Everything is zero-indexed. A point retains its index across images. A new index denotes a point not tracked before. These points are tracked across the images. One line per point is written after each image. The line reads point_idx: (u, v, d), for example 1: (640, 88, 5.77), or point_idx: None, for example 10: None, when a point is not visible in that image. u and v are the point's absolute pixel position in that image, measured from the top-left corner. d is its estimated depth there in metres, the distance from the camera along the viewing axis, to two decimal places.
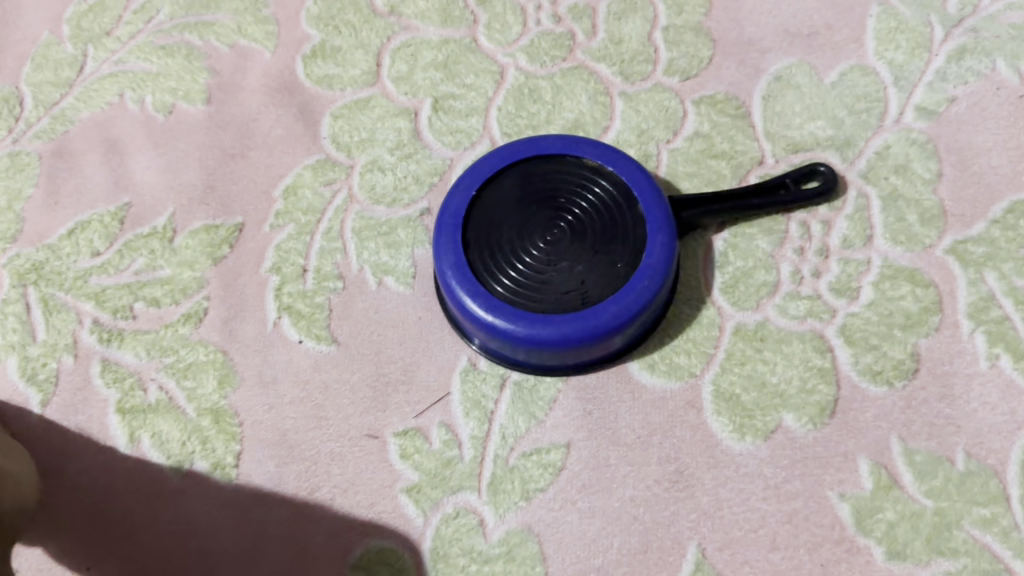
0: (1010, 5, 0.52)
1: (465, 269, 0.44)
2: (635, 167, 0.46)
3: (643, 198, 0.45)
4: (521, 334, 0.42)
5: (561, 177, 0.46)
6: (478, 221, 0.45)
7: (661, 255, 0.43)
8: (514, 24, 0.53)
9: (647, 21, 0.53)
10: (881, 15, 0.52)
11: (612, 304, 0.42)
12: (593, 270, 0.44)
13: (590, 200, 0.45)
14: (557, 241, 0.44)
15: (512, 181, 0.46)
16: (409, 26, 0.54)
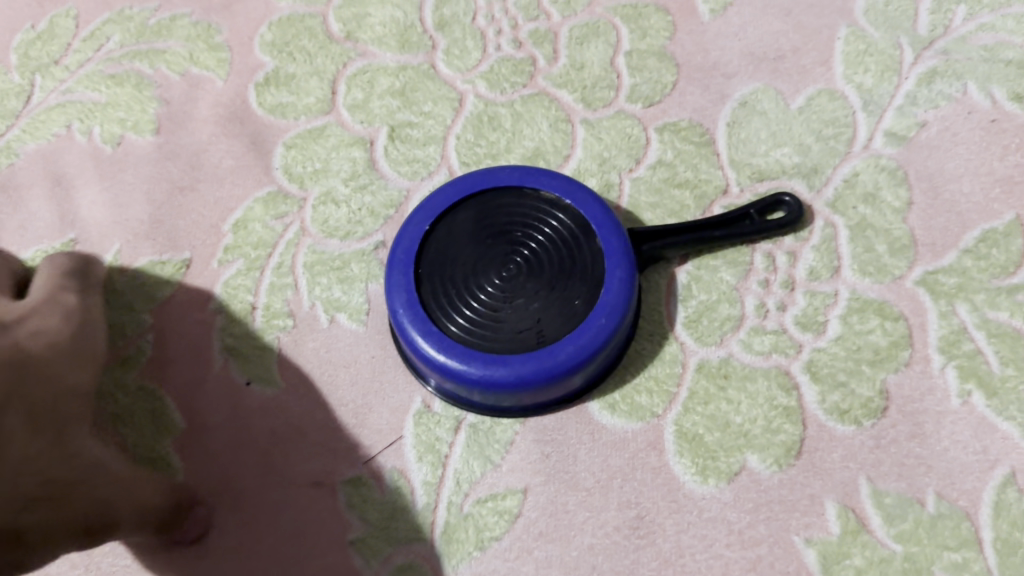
0: (982, 26, 0.51)
1: (417, 307, 0.42)
2: (594, 200, 0.44)
3: (601, 232, 0.43)
4: (475, 376, 0.40)
5: (517, 210, 0.44)
6: (431, 257, 0.43)
7: (620, 290, 0.41)
8: (473, 50, 0.52)
9: (610, 46, 0.52)
10: (850, 37, 0.51)
11: (570, 343, 0.40)
12: (549, 307, 0.42)
13: (546, 234, 0.43)
14: (512, 276, 0.42)
15: (465, 215, 0.44)
16: (366, 51, 0.52)
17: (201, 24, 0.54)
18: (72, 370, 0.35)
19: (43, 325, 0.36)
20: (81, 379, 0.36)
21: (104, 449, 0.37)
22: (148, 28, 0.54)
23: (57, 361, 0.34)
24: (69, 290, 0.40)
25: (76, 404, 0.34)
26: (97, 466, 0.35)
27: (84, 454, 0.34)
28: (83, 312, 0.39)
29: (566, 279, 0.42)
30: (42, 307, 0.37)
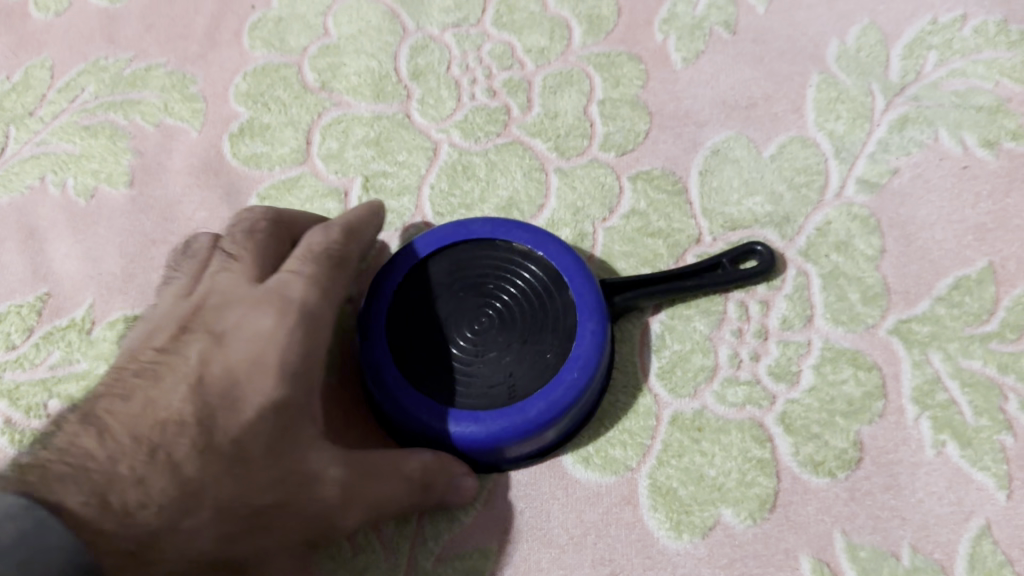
0: (953, 72, 0.52)
1: (385, 363, 0.41)
2: (565, 251, 0.44)
3: (573, 284, 0.43)
4: (445, 432, 0.40)
5: (489, 261, 0.44)
6: (399, 309, 0.43)
7: (592, 343, 0.41)
8: (447, 99, 0.52)
9: (583, 94, 0.52)
10: (821, 84, 0.51)
11: (541, 399, 0.40)
12: (521, 360, 0.41)
13: (517, 284, 0.43)
14: (483, 329, 0.42)
15: (435, 264, 0.44)
16: (341, 101, 0.52)
17: (176, 74, 0.54)
18: (275, 392, 0.35)
19: (253, 336, 0.36)
20: (285, 398, 0.35)
21: (334, 456, 0.37)
22: (123, 78, 0.54)
23: (251, 388, 0.35)
24: (299, 271, 0.38)
25: (274, 427, 0.35)
26: (303, 484, 0.36)
27: (282, 474, 0.35)
28: (304, 303, 0.37)
29: (538, 332, 0.42)
30: (258, 304, 0.37)
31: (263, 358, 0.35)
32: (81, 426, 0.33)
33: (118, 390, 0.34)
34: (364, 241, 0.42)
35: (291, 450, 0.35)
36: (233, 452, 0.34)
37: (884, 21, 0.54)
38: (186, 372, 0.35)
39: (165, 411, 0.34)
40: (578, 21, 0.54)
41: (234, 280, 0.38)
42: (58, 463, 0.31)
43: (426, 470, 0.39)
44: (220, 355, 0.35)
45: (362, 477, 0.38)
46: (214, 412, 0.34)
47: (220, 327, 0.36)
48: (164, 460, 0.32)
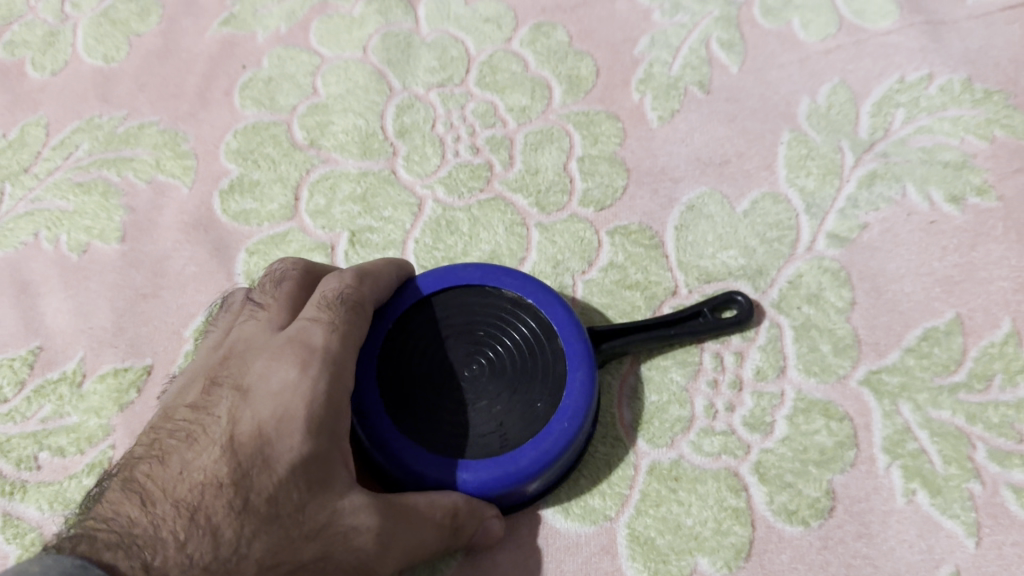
0: (920, 129, 0.54)
1: (373, 410, 0.42)
2: (555, 299, 0.45)
3: (563, 333, 0.44)
4: (433, 481, 0.40)
5: (480, 308, 0.45)
6: (389, 355, 0.43)
7: (581, 395, 0.42)
8: (432, 156, 0.54)
9: (564, 151, 0.54)
10: (792, 142, 0.53)
11: (532, 449, 0.41)
12: (510, 410, 0.42)
13: (506, 333, 0.44)
14: (472, 377, 0.42)
15: (422, 311, 0.45)
16: (329, 158, 0.54)
17: (168, 132, 0.55)
18: (304, 446, 0.36)
19: (282, 386, 0.37)
20: (315, 450, 0.36)
21: (365, 504, 0.36)
22: (117, 136, 0.55)
23: (284, 438, 0.36)
24: (319, 318, 0.39)
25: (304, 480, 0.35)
26: (344, 534, 0.36)
27: (318, 525, 0.35)
28: (327, 349, 0.38)
29: (526, 382, 0.43)
30: (283, 354, 0.38)
31: (291, 406, 0.36)
32: (124, 493, 0.34)
33: (160, 455, 0.36)
34: (378, 291, 0.43)
35: (326, 498, 0.36)
36: (267, 509, 0.35)
37: (853, 80, 0.56)
38: (220, 430, 0.36)
39: (200, 473, 0.35)
40: (558, 81, 0.56)
41: (259, 336, 0.40)
42: (104, 532, 0.32)
43: (456, 515, 0.39)
44: (248, 410, 0.36)
45: (397, 516, 0.37)
46: (247, 468, 0.35)
47: (247, 381, 0.38)
48: (204, 522, 0.34)
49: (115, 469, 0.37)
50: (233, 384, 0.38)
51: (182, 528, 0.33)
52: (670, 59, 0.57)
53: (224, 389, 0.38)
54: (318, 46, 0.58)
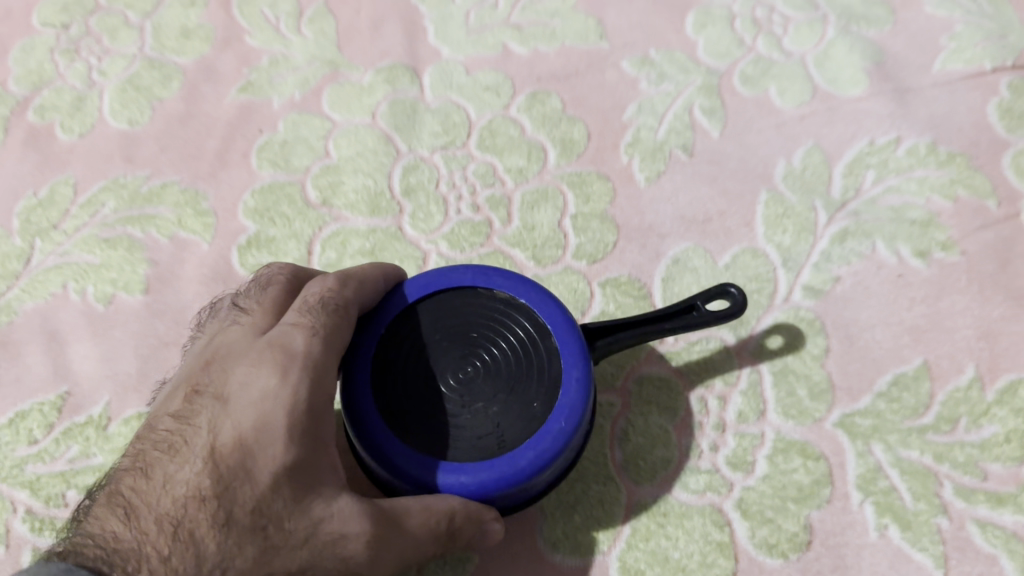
0: (888, 189, 0.58)
1: (376, 417, 0.44)
2: (547, 299, 0.47)
3: (556, 331, 0.46)
4: (437, 484, 0.42)
5: (474, 311, 0.47)
6: (389, 362, 0.45)
7: (577, 392, 0.44)
8: (436, 213, 0.58)
9: (558, 209, 0.58)
10: (769, 201, 0.57)
11: (530, 449, 0.43)
12: (507, 412, 0.44)
13: (501, 335, 0.46)
14: (469, 380, 0.44)
15: (418, 317, 0.47)
16: (339, 216, 0.58)
17: (189, 191, 0.59)
18: (285, 455, 0.39)
19: (258, 396, 0.40)
20: (295, 458, 0.39)
21: (351, 511, 0.39)
22: (141, 195, 0.59)
23: (261, 449, 0.39)
24: (301, 325, 0.43)
25: (288, 490, 0.39)
26: (333, 543, 0.39)
27: (302, 533, 0.39)
28: (306, 357, 0.41)
29: (523, 381, 0.45)
30: (260, 363, 0.41)
31: (266, 417, 0.40)
32: (113, 504, 0.39)
33: (148, 469, 0.40)
34: (363, 290, 0.46)
35: (308, 505, 0.39)
36: (251, 518, 0.38)
37: (826, 143, 0.60)
38: (200, 442, 0.40)
39: (183, 485, 0.39)
40: (552, 144, 0.61)
41: (239, 343, 0.43)
42: (90, 547, 0.37)
43: (452, 518, 0.41)
44: (228, 419, 0.40)
45: (388, 523, 0.40)
46: (228, 479, 0.39)
47: (227, 391, 0.41)
48: (186, 534, 0.38)
49: (110, 475, 0.41)
50: (215, 394, 0.41)
51: (165, 543, 0.37)
52: (656, 124, 0.61)
53: (207, 398, 0.41)
54: (329, 111, 0.62)
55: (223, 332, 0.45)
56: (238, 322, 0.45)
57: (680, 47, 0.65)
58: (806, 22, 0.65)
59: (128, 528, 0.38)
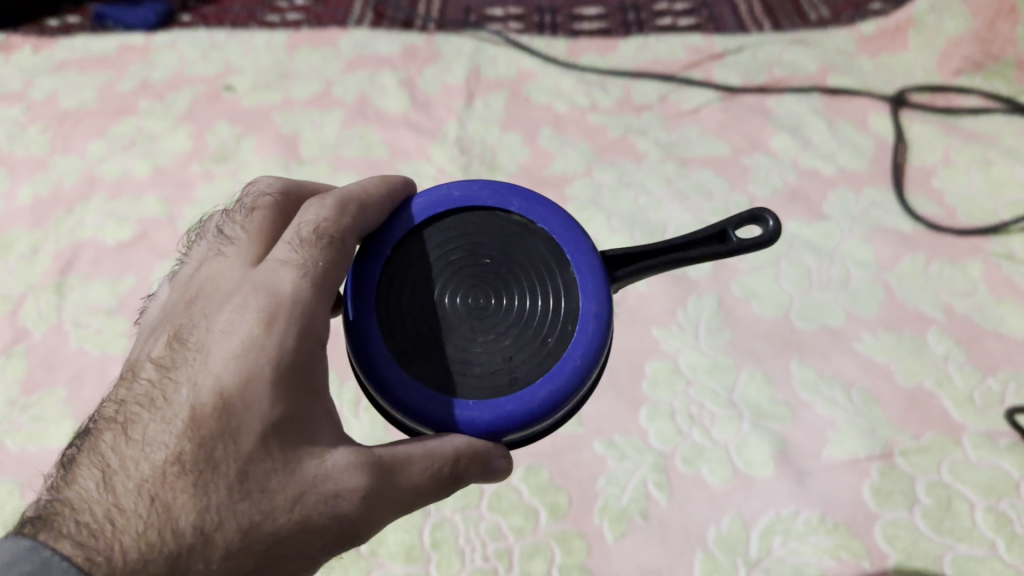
0: (791, 550, 0.81)
1: (415, 345, 0.64)
2: (553, 220, 0.69)
3: (570, 257, 0.68)
4: (463, 416, 0.62)
5: (489, 240, 0.68)
6: (428, 298, 0.66)
7: (593, 327, 0.65)
8: (456, 562, 0.80)
9: (547, 560, 0.81)
10: (704, 557, 0.81)
11: (545, 388, 0.63)
12: (518, 345, 0.64)
13: (516, 283, 0.66)
14: (487, 317, 0.65)
15: (438, 252, 0.68)
16: (383, 565, 0.81)
17: None
18: (272, 411, 0.56)
19: (237, 354, 0.57)
20: (280, 411, 0.56)
21: (332, 454, 0.57)
22: None
23: (239, 411, 0.56)
24: (289, 274, 0.60)
25: (276, 443, 0.56)
26: (327, 501, 0.56)
27: (292, 489, 0.55)
28: (286, 306, 0.59)
29: (541, 318, 0.65)
30: (244, 324, 0.59)
31: (243, 375, 0.57)
32: (103, 467, 0.56)
33: (134, 430, 0.58)
34: (361, 214, 0.66)
35: (294, 461, 0.56)
36: (235, 478, 0.55)
37: (745, 512, 0.83)
38: (184, 404, 0.57)
39: (162, 450, 0.56)
40: (544, 507, 0.84)
41: (223, 300, 0.62)
42: (72, 523, 0.54)
43: (457, 461, 0.60)
44: (210, 376, 0.57)
45: (392, 473, 0.58)
46: (211, 443, 0.56)
47: (209, 350, 0.59)
48: (166, 495, 0.54)
49: (100, 428, 0.59)
50: (198, 355, 0.59)
51: (145, 507, 0.54)
52: (620, 493, 0.84)
53: (192, 361, 0.59)
54: None
55: (210, 293, 0.63)
56: (223, 280, 0.63)
57: (636, 432, 0.88)
58: (727, 417, 0.89)
59: (113, 495, 0.55)
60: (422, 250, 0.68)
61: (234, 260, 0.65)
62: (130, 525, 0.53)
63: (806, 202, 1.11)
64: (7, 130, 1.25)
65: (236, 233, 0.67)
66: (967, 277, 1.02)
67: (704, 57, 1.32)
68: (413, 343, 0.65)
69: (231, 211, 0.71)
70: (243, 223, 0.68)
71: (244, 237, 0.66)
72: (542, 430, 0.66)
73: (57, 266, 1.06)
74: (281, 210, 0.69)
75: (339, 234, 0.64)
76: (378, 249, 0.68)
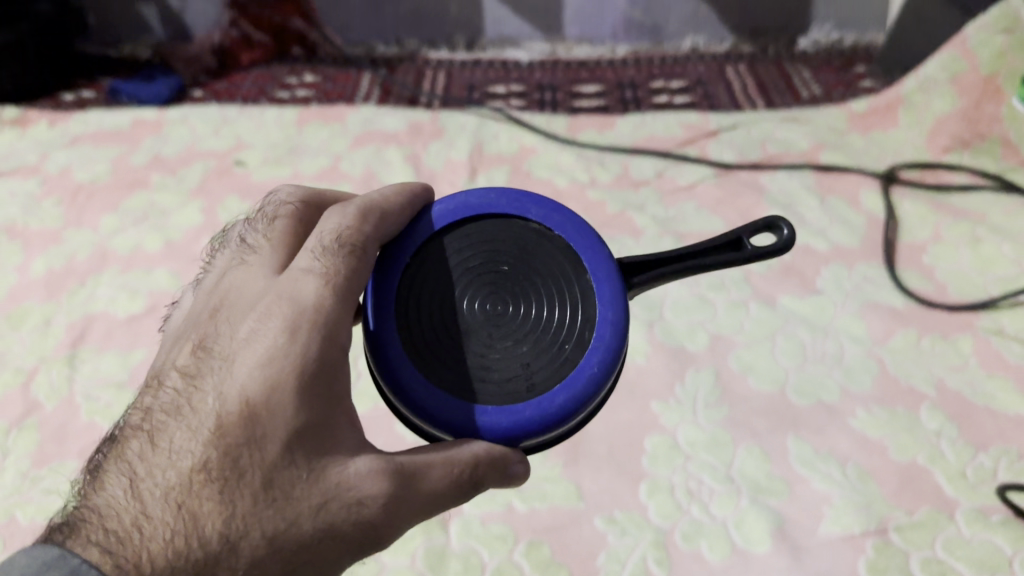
0: None
1: (435, 353, 0.67)
2: (571, 228, 0.72)
3: (588, 263, 0.70)
4: (481, 423, 0.65)
5: (507, 248, 0.71)
6: (446, 307, 0.69)
7: (611, 334, 0.67)
8: None
9: None
10: None
11: (561, 396, 0.65)
12: (535, 354, 0.67)
13: (535, 292, 0.69)
14: (505, 327, 0.67)
15: (456, 260, 0.71)
16: None
17: None
18: (294, 419, 0.58)
19: (260, 363, 0.59)
20: (304, 419, 0.58)
21: (354, 461, 0.58)
22: None
23: (262, 420, 0.57)
24: (312, 283, 0.62)
25: (299, 452, 0.57)
26: (350, 508, 0.57)
27: (315, 496, 0.57)
28: (309, 315, 0.60)
29: (559, 326, 0.68)
30: (268, 332, 0.60)
31: (266, 384, 0.58)
32: (132, 475, 0.59)
33: (160, 439, 0.60)
34: (381, 224, 0.68)
35: (315, 468, 0.57)
36: (258, 485, 0.57)
37: None
38: (209, 412, 0.59)
39: (187, 458, 0.58)
40: None
41: (246, 309, 0.63)
42: (103, 532, 0.56)
43: (478, 468, 0.61)
44: (234, 384, 0.59)
45: (413, 479, 0.59)
46: (235, 451, 0.57)
47: (233, 358, 0.60)
48: (191, 503, 0.56)
49: (129, 436, 0.62)
50: (222, 363, 0.61)
51: (171, 516, 0.56)
52: (620, 569, 0.86)
53: (217, 370, 0.61)
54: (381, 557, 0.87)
55: (234, 301, 0.65)
56: (246, 289, 0.65)
57: (636, 508, 0.90)
58: (725, 492, 0.91)
59: (141, 503, 0.57)
60: (441, 258, 0.71)
61: (256, 269, 0.66)
62: (157, 533, 0.56)
63: (800, 276, 1.13)
64: (22, 203, 1.28)
65: (260, 241, 0.69)
66: (958, 352, 1.04)
67: (699, 133, 1.38)
68: (434, 348, 0.67)
69: (254, 220, 0.73)
70: (267, 232, 0.69)
71: (268, 246, 0.68)
72: (559, 436, 0.68)
73: (70, 339, 1.09)
74: (302, 218, 0.71)
75: (361, 243, 0.66)
76: (397, 255, 0.70)
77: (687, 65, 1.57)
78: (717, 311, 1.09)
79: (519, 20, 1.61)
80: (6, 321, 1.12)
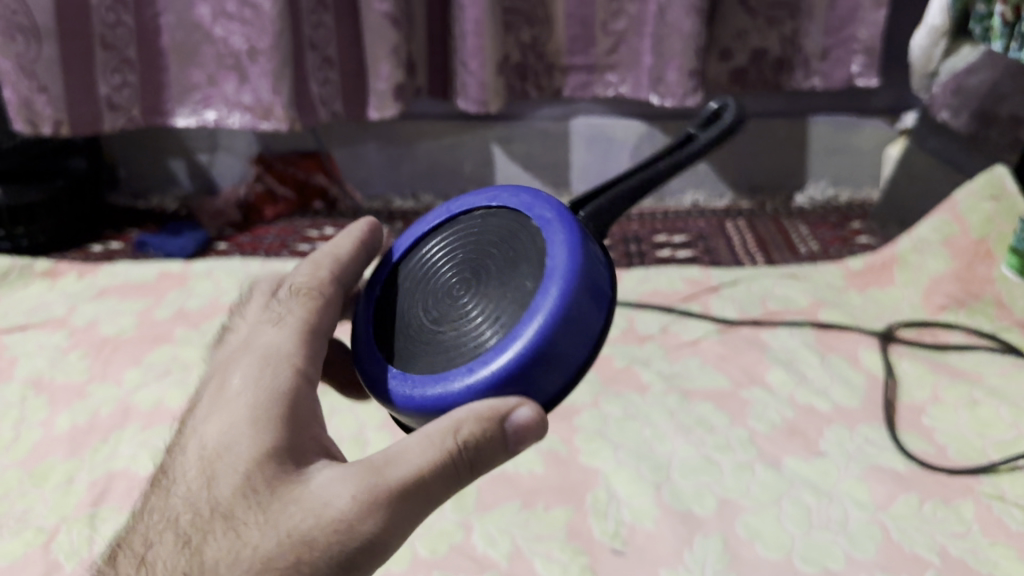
0: None
1: (410, 354, 0.68)
2: (510, 196, 0.74)
3: (530, 213, 0.71)
4: (459, 384, 0.63)
5: (463, 238, 0.74)
6: (415, 311, 0.71)
7: (564, 252, 0.65)
8: None
9: None
10: None
11: (527, 325, 0.63)
12: (498, 308, 0.66)
13: (490, 257, 0.70)
14: (466, 299, 0.68)
15: (419, 271, 0.74)
16: None
17: None
18: (253, 446, 0.60)
19: (224, 409, 0.63)
20: (264, 445, 0.60)
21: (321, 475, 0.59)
22: None
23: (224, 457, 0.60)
24: (276, 331, 0.67)
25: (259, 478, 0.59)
26: (317, 516, 0.57)
27: (280, 515, 0.58)
28: (270, 355, 0.65)
29: (516, 272, 0.67)
30: (232, 381, 0.65)
31: (228, 425, 0.62)
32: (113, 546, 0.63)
33: (141, 505, 0.64)
34: (343, 268, 0.75)
35: (279, 488, 0.58)
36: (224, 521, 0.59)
37: None
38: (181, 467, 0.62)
39: (161, 515, 0.61)
40: None
41: (216, 372, 0.69)
42: None
43: (458, 431, 0.57)
44: (204, 433, 0.63)
45: (385, 469, 0.58)
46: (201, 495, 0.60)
47: (205, 412, 0.65)
48: (162, 552, 0.59)
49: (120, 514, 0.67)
50: (196, 421, 0.65)
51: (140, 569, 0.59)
52: None
53: (190, 428, 0.65)
54: None
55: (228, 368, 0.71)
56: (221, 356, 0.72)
57: None
58: None
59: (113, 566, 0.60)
60: (407, 277, 0.75)
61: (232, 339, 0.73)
62: None
63: (804, 437, 1.16)
64: (49, 355, 1.32)
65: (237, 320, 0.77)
66: (960, 518, 1.03)
67: (702, 289, 1.48)
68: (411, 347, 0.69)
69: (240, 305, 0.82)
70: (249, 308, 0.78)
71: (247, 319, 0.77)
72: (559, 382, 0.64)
73: (91, 497, 1.06)
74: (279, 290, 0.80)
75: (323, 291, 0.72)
76: (369, 293, 0.76)
77: (689, 220, 1.74)
78: (723, 473, 1.10)
79: (530, 177, 1.84)
80: (30, 477, 1.10)
